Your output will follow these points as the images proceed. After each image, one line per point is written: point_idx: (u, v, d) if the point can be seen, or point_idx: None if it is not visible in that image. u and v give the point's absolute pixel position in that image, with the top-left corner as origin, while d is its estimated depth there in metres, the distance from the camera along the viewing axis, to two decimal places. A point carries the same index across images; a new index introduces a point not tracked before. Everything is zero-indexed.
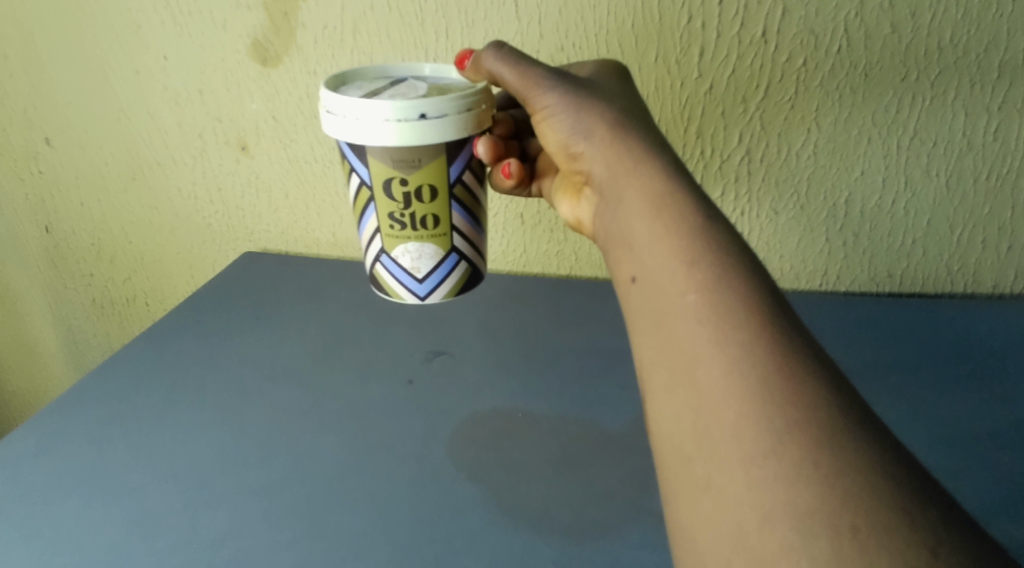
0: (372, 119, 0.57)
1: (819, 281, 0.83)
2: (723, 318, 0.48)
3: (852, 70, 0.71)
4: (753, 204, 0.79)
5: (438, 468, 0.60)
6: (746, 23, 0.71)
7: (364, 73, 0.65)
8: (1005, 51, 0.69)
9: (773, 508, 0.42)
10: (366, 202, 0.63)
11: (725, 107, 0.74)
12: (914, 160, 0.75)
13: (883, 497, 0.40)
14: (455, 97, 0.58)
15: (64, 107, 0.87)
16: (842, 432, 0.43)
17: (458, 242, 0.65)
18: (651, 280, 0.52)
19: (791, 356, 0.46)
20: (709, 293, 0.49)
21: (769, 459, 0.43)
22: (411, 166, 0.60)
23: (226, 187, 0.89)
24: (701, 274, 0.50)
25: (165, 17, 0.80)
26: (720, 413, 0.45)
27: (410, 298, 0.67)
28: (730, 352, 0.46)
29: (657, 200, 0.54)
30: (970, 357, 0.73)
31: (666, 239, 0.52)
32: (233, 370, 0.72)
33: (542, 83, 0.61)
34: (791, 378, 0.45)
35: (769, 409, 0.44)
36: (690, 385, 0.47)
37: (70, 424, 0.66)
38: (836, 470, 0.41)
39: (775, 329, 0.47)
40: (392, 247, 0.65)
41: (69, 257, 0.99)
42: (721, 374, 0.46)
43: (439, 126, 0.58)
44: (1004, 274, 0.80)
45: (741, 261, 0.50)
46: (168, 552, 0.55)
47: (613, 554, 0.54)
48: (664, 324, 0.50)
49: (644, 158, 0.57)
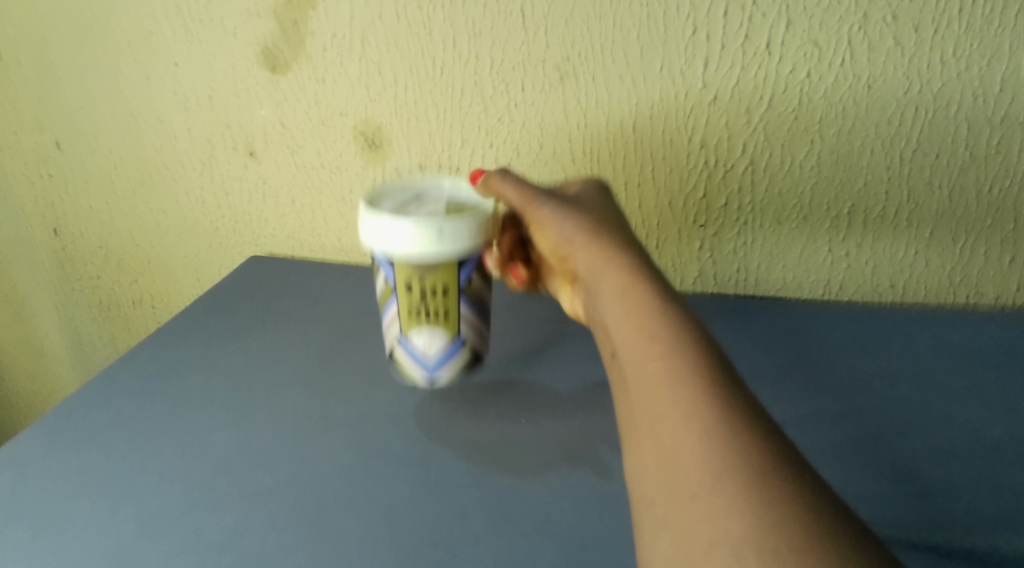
0: (394, 228, 0.59)
1: (822, 291, 0.83)
2: (678, 379, 0.50)
3: (855, 83, 0.72)
4: (756, 213, 0.79)
5: (443, 472, 0.61)
6: (750, 35, 0.72)
7: (394, 180, 0.67)
8: (1007, 66, 0.70)
9: (715, 540, 0.44)
10: (388, 295, 0.64)
11: (729, 118, 0.75)
12: (916, 172, 0.75)
13: (806, 526, 0.43)
14: (472, 222, 0.61)
15: (76, 112, 0.89)
16: (773, 472, 0.45)
17: (466, 332, 0.66)
18: (625, 357, 0.54)
19: (734, 406, 0.48)
20: (668, 361, 0.51)
21: (711, 493, 0.45)
22: (429, 269, 0.62)
23: (234, 193, 0.90)
24: (660, 344, 0.52)
25: (177, 25, 0.81)
26: (675, 458, 0.48)
27: (418, 373, 0.67)
28: (682, 409, 0.49)
29: (624, 287, 0.57)
30: (972, 364, 0.73)
31: (636, 325, 0.54)
32: (238, 373, 0.72)
33: (537, 201, 0.64)
34: (731, 425, 0.47)
35: (712, 453, 0.46)
36: (652, 437, 0.49)
37: (79, 425, 0.66)
38: (765, 501, 0.44)
39: (723, 388, 0.49)
40: (405, 327, 0.65)
41: (76, 260, 0.99)
42: (677, 425, 0.48)
43: (451, 241, 0.60)
44: (1007, 285, 0.80)
45: (692, 329, 0.53)
46: (175, 552, 0.55)
47: (613, 558, 0.54)
48: (632, 388, 0.53)
49: (622, 256, 0.60)
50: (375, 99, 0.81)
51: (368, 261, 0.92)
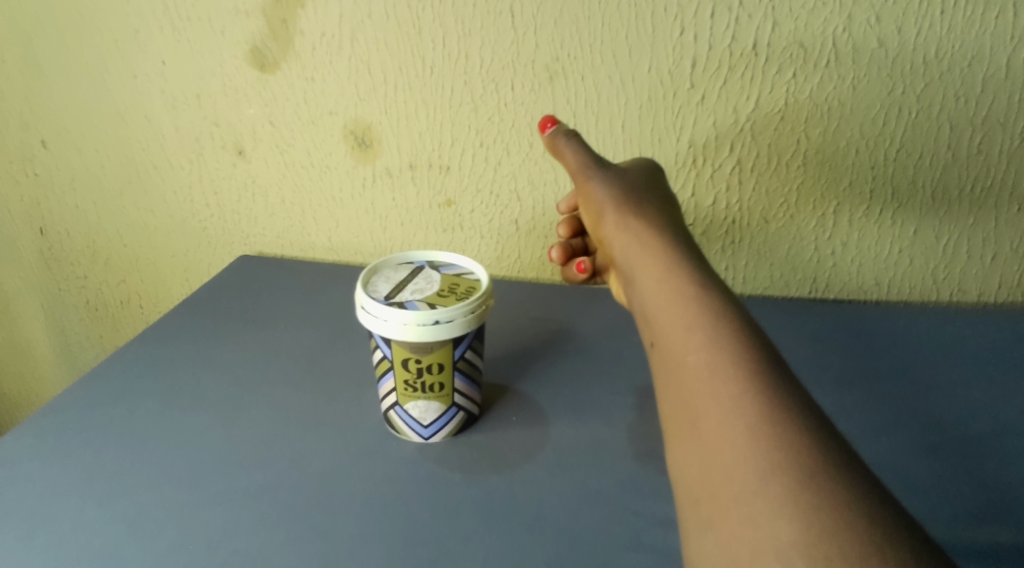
0: (391, 319, 0.59)
1: (808, 288, 0.84)
2: (719, 374, 0.49)
3: (841, 83, 0.73)
4: (744, 212, 0.80)
5: (435, 471, 0.61)
6: (737, 36, 0.72)
7: (388, 260, 0.66)
8: (989, 67, 0.71)
9: (761, 544, 0.42)
10: (386, 369, 0.63)
11: (717, 118, 0.76)
12: (900, 172, 0.76)
13: (857, 531, 0.41)
14: (466, 303, 0.60)
15: (62, 111, 0.88)
16: (821, 475, 0.43)
17: (462, 399, 0.64)
18: (663, 344, 0.54)
19: (779, 404, 0.47)
20: (710, 353, 0.50)
21: (763, 500, 0.43)
22: (424, 349, 0.60)
23: (222, 192, 0.90)
24: (700, 336, 0.51)
25: (164, 23, 0.81)
26: (717, 457, 0.46)
27: (414, 437, 0.64)
28: (723, 405, 0.48)
29: (664, 271, 0.57)
30: (957, 360, 0.74)
31: (672, 311, 0.54)
32: (229, 373, 0.72)
33: (589, 173, 0.68)
34: (775, 425, 0.46)
35: (757, 451, 0.45)
36: (694, 434, 0.48)
37: (68, 426, 0.66)
38: (815, 506, 0.42)
39: (768, 382, 0.48)
40: (401, 400, 0.63)
41: (63, 260, 0.99)
42: (719, 423, 0.47)
43: (448, 329, 0.59)
44: (988, 283, 0.81)
45: (736, 322, 0.51)
46: (165, 552, 0.55)
47: (604, 555, 0.54)
48: (672, 381, 0.51)
49: (664, 242, 0.60)
50: (365, 99, 0.81)
51: (358, 261, 0.92)
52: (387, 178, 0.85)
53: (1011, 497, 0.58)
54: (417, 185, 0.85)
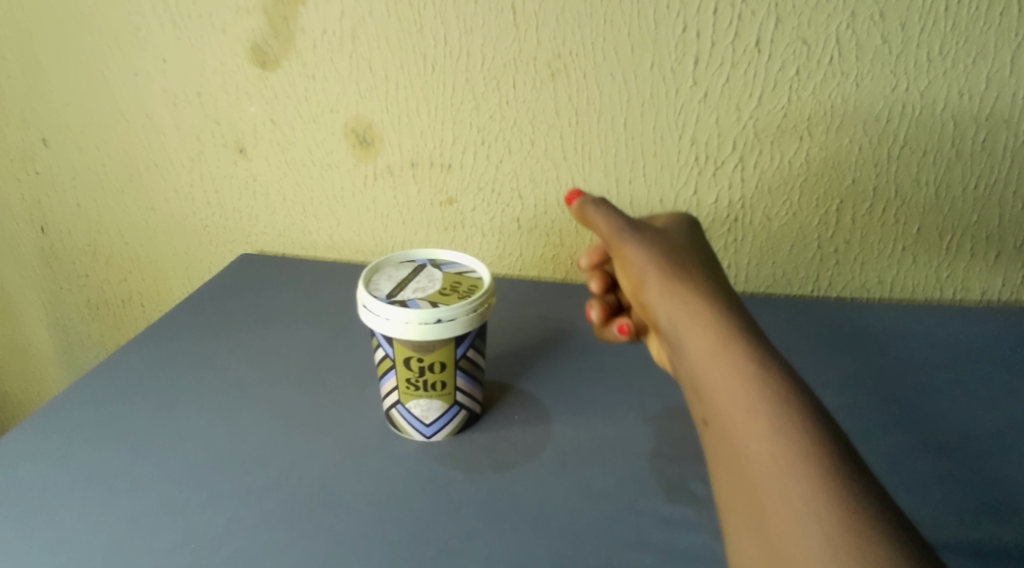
0: (393, 318, 0.59)
1: (811, 287, 0.84)
2: (787, 469, 0.49)
3: (844, 81, 0.73)
4: (747, 209, 0.80)
5: (437, 471, 0.61)
6: (740, 32, 0.72)
7: (390, 258, 0.66)
8: (992, 64, 0.71)
9: None
10: (388, 367, 0.62)
11: (720, 114, 0.76)
12: (904, 169, 0.76)
13: None
14: (468, 302, 0.59)
15: (63, 109, 0.88)
16: None
17: (464, 399, 0.64)
18: (723, 432, 0.53)
19: (851, 502, 0.46)
20: (779, 448, 0.50)
21: None
22: (426, 347, 0.60)
23: (223, 190, 0.89)
24: (765, 426, 0.51)
25: (164, 21, 0.81)
26: (790, 560, 0.46)
27: (416, 436, 0.64)
28: (795, 505, 0.47)
29: (721, 355, 0.55)
30: (962, 358, 0.74)
31: (733, 399, 0.53)
32: (233, 371, 0.72)
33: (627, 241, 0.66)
34: (851, 529, 0.45)
35: (833, 558, 0.44)
36: (762, 531, 0.48)
37: (70, 425, 0.66)
38: None
39: (836, 475, 0.48)
40: (404, 399, 0.63)
41: (63, 258, 0.99)
42: (790, 523, 0.47)
43: (450, 328, 0.59)
44: (992, 282, 0.81)
45: (800, 410, 0.51)
46: (166, 551, 0.55)
47: (606, 555, 0.54)
48: (735, 473, 0.51)
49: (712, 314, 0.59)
50: (366, 97, 0.81)
51: (360, 260, 0.92)
52: (389, 176, 0.85)
53: (1015, 498, 0.57)
54: (419, 183, 0.84)
